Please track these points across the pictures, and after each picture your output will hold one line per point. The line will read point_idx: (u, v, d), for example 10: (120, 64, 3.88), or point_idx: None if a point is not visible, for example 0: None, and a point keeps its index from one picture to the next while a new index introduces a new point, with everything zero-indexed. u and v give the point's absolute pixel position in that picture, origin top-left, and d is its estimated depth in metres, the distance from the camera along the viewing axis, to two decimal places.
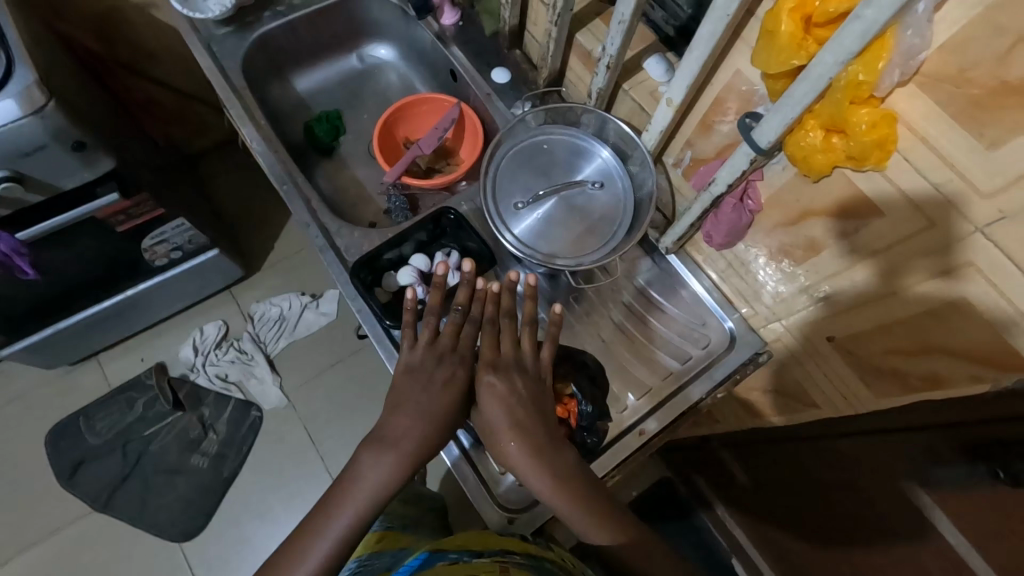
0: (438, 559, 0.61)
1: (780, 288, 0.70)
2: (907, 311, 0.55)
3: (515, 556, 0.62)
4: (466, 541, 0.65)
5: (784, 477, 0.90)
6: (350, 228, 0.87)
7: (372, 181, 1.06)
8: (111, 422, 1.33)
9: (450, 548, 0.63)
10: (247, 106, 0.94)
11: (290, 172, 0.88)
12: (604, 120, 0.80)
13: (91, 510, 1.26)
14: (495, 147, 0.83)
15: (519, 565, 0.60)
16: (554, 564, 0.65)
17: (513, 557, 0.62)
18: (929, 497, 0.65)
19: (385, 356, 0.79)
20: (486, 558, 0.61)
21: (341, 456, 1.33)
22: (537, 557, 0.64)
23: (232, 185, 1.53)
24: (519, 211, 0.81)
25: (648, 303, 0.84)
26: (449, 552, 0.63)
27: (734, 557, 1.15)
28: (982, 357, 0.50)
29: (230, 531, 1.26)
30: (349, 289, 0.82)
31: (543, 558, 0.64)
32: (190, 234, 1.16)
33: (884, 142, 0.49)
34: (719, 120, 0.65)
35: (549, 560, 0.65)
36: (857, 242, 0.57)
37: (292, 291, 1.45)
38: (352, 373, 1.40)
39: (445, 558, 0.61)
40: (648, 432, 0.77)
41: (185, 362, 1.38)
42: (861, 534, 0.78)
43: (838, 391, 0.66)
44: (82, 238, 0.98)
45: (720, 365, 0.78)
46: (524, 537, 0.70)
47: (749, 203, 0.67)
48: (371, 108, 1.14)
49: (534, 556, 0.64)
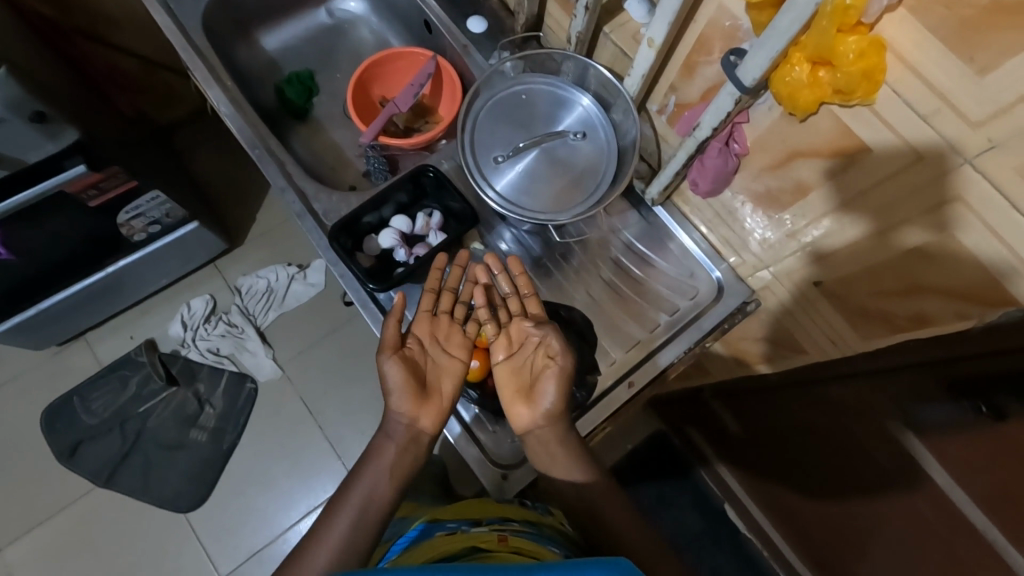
0: (437, 529, 0.63)
1: (767, 235, 0.69)
2: (897, 251, 0.54)
3: (513, 522, 0.64)
4: (463, 509, 0.67)
5: (772, 426, 0.92)
6: (328, 192, 0.84)
7: (349, 143, 1.02)
8: (107, 401, 1.32)
9: (448, 518, 0.65)
10: (212, 67, 0.89)
11: (262, 136, 0.85)
12: (584, 66, 0.77)
13: (95, 487, 1.27)
14: (472, 99, 0.80)
15: (516, 531, 0.62)
16: (551, 527, 0.67)
17: (511, 523, 0.64)
18: (916, 437, 0.66)
19: (371, 321, 0.78)
20: (485, 525, 0.63)
21: (339, 423, 1.34)
22: (534, 520, 0.66)
23: (209, 156, 1.49)
24: (500, 165, 0.79)
25: (636, 257, 0.83)
26: (447, 521, 0.65)
27: (727, 502, 1.20)
28: (968, 294, 0.49)
29: (237, 501, 1.28)
30: (329, 254, 0.80)
31: (539, 521, 0.67)
32: (168, 207, 1.13)
33: (873, 73, 0.46)
34: (702, 61, 0.63)
35: (546, 524, 0.67)
36: (845, 182, 0.56)
37: (279, 262, 1.43)
38: (344, 342, 1.40)
39: (443, 528, 0.63)
40: (637, 384, 0.77)
41: (176, 338, 1.37)
42: (853, 476, 0.80)
43: (826, 336, 0.66)
44: (55, 216, 0.95)
45: (709, 315, 0.78)
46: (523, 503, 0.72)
47: (734, 147, 0.65)
48: (344, 67, 1.08)
49: (530, 520, 0.66)
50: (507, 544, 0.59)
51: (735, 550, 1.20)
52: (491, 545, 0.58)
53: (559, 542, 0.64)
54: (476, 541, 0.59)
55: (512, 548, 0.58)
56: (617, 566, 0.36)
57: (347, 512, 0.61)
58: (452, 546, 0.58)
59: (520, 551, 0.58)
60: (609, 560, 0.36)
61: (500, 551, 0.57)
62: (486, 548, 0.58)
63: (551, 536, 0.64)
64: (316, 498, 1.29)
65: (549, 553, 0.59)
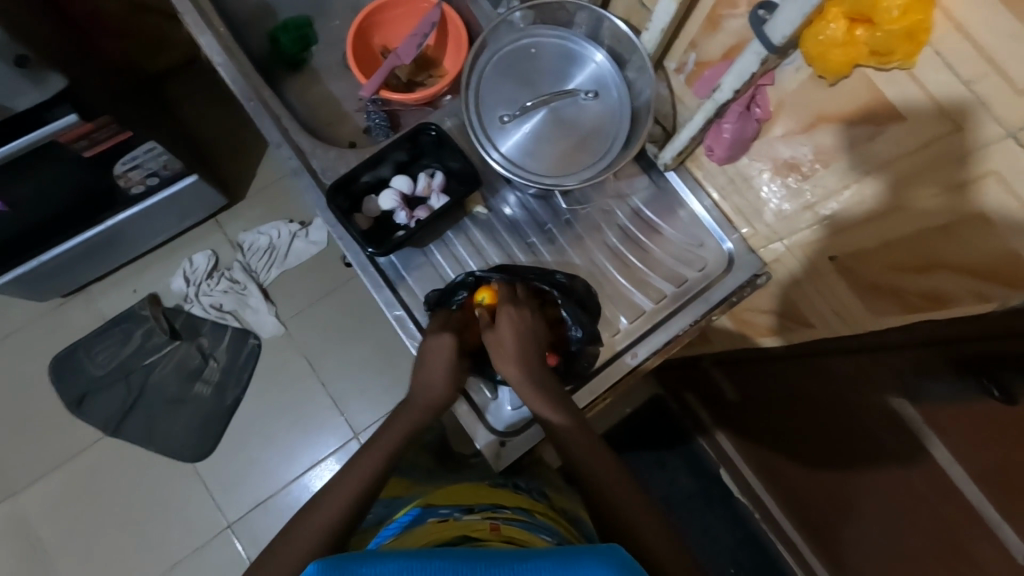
0: (430, 515, 0.64)
1: (783, 206, 0.66)
2: (920, 226, 0.51)
3: (506, 511, 0.65)
4: (455, 497, 0.69)
5: (771, 398, 0.92)
6: (325, 148, 0.81)
7: (348, 97, 0.97)
8: (111, 353, 1.34)
9: (441, 504, 0.67)
10: (202, 11, 0.84)
11: (256, 88, 0.81)
12: (599, 18, 0.72)
13: (104, 436, 1.30)
14: (477, 52, 0.75)
15: (509, 520, 0.62)
16: (543, 515, 0.67)
17: (503, 512, 0.64)
18: (915, 411, 0.64)
19: (371, 285, 0.77)
20: (477, 513, 0.64)
21: (342, 381, 1.35)
22: (527, 509, 0.67)
23: (206, 106, 1.44)
24: (505, 125, 0.75)
25: (643, 224, 0.81)
26: (440, 507, 0.66)
27: (723, 467, 1.22)
28: (988, 273, 0.47)
29: (241, 453, 1.31)
30: (327, 215, 0.77)
31: (534, 510, 0.67)
32: (164, 159, 1.09)
33: (916, 32, 0.42)
34: (727, 15, 0.57)
35: (537, 512, 0.68)
36: (871, 151, 0.52)
37: (279, 219, 1.40)
38: (345, 300, 1.39)
39: (436, 514, 0.64)
40: (640, 355, 0.76)
41: (179, 293, 1.37)
42: (852, 449, 0.80)
43: (835, 311, 0.64)
44: (48, 167, 0.92)
45: (716, 287, 0.76)
46: (516, 486, 0.73)
47: (756, 111, 0.61)
48: (343, 12, 1.02)
49: (523, 508, 0.67)
50: (499, 533, 0.58)
51: (728, 513, 1.23)
52: (483, 534, 0.58)
53: (552, 533, 0.63)
54: (469, 529, 0.59)
55: (504, 537, 0.58)
56: (610, 557, 0.38)
57: (345, 476, 0.61)
58: (445, 534, 0.58)
59: (512, 540, 0.57)
60: (602, 549, 0.39)
61: (493, 539, 0.57)
62: (478, 536, 0.57)
63: (545, 525, 0.64)
64: (320, 452, 1.32)
65: (539, 541, 0.59)
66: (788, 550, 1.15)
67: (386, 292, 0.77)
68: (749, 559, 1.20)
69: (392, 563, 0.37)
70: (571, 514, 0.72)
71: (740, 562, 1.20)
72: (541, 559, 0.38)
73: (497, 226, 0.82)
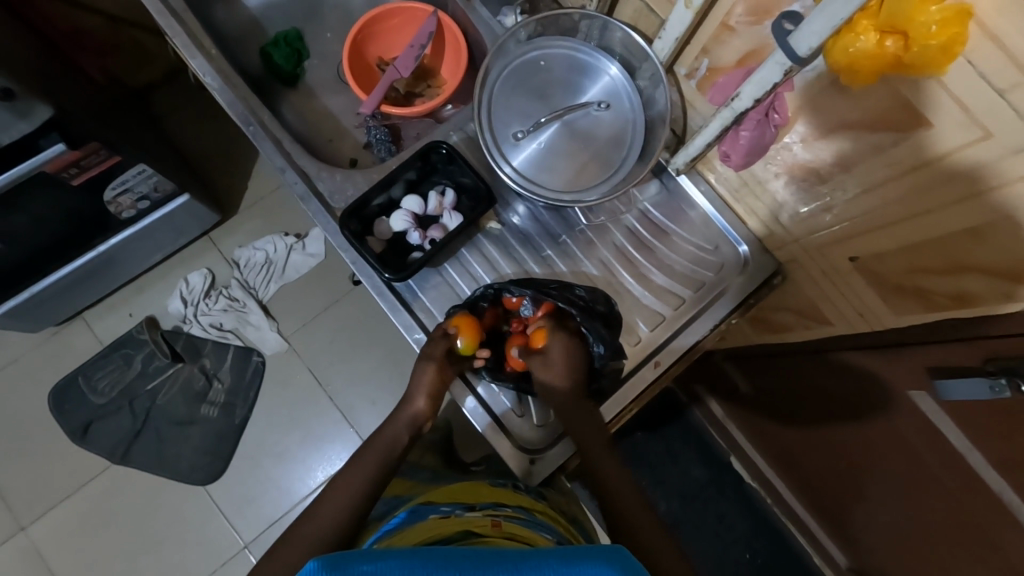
0: (431, 511, 0.65)
1: (801, 208, 0.67)
2: (947, 230, 0.51)
3: (507, 508, 0.66)
4: (456, 495, 0.69)
5: (785, 389, 0.92)
6: (329, 169, 0.79)
7: (345, 111, 0.95)
8: (112, 380, 1.31)
9: (442, 501, 0.68)
10: (191, 31, 0.81)
11: (253, 109, 0.78)
12: (607, 27, 0.71)
13: (110, 464, 1.28)
14: (486, 71, 0.74)
15: (509, 517, 0.64)
16: (542, 513, 0.68)
17: (503, 510, 0.66)
18: (937, 404, 0.65)
19: (388, 308, 0.76)
20: (477, 511, 0.65)
21: (350, 394, 1.34)
22: (527, 507, 0.68)
23: (193, 122, 1.40)
24: (519, 141, 0.74)
25: (654, 227, 0.80)
26: (440, 504, 0.67)
27: (734, 455, 1.23)
28: (1018, 274, 0.47)
29: (252, 471, 1.30)
30: (338, 239, 0.76)
31: (533, 508, 0.68)
32: (155, 180, 1.06)
33: (951, 45, 0.40)
34: (742, 24, 0.56)
35: (537, 510, 0.68)
36: (895, 158, 0.52)
37: (275, 233, 1.38)
38: (349, 312, 1.37)
39: (437, 510, 0.65)
40: (663, 364, 0.76)
41: (177, 315, 1.34)
42: (867, 438, 0.81)
43: (857, 312, 0.66)
44: (36, 196, 0.89)
45: (734, 290, 0.76)
46: (515, 486, 0.74)
47: (774, 118, 0.60)
48: (334, 24, 0.99)
49: (523, 507, 0.68)
50: (500, 529, 0.61)
51: (740, 499, 1.24)
52: (485, 530, 0.60)
53: (552, 531, 0.65)
54: (471, 525, 0.61)
55: (505, 534, 0.60)
56: (614, 558, 0.38)
57: None
58: (447, 530, 0.60)
59: (513, 537, 0.60)
60: (604, 550, 0.39)
61: (494, 536, 0.59)
62: (479, 532, 0.60)
63: (544, 522, 0.66)
64: (331, 466, 1.31)
65: (540, 539, 0.61)
66: (801, 531, 1.17)
67: (404, 315, 0.76)
68: (763, 543, 1.22)
69: (391, 561, 0.37)
70: (571, 517, 0.74)
71: (755, 546, 1.22)
72: (544, 559, 0.38)
73: (510, 240, 0.80)
